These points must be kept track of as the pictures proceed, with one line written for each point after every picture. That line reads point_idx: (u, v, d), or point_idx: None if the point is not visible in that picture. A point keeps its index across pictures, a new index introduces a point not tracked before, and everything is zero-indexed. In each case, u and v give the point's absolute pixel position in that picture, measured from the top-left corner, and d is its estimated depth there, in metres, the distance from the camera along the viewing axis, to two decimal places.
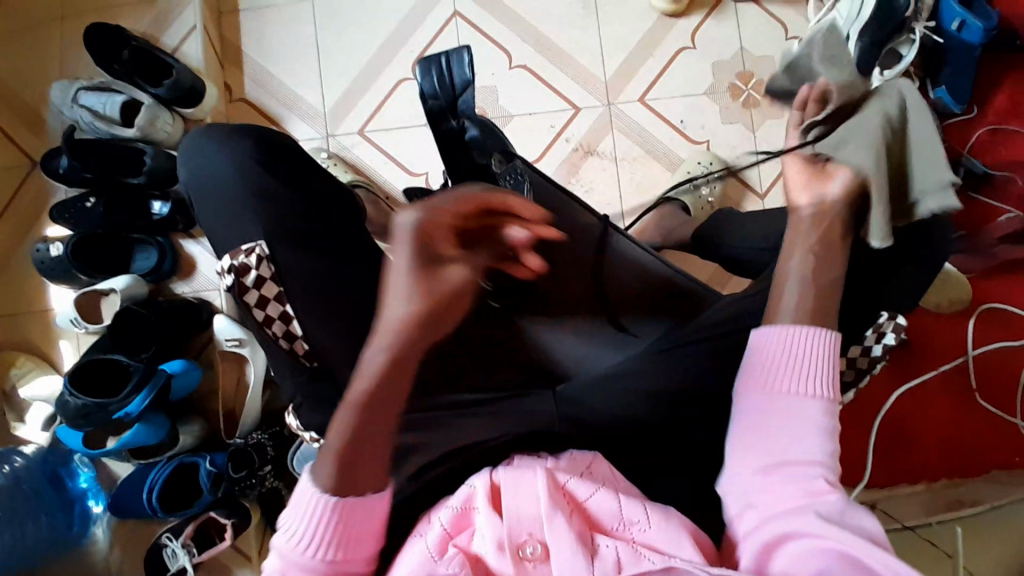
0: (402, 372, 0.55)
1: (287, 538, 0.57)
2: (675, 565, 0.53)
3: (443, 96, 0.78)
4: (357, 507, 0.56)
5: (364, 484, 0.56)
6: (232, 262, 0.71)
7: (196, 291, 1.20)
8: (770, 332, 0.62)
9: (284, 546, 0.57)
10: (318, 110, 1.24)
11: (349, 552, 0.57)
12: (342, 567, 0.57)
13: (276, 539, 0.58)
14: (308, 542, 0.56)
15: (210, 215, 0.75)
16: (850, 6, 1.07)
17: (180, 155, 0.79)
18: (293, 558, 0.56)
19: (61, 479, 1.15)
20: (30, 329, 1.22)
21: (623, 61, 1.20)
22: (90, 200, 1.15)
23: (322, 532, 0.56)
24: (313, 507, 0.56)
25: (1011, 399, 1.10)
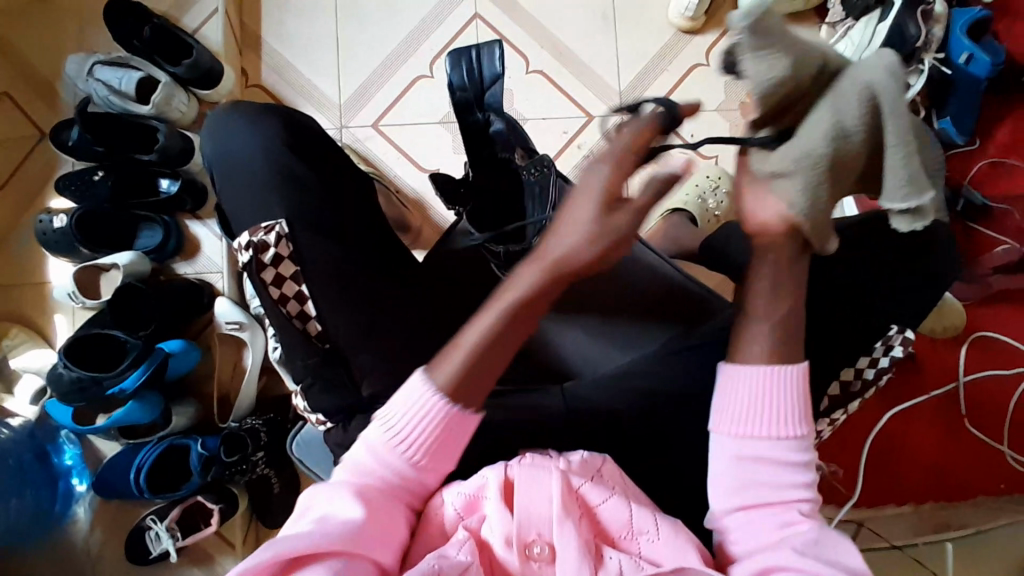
0: (531, 309, 0.61)
1: (385, 433, 0.61)
2: (684, 567, 0.57)
3: (471, 89, 0.77)
4: (458, 422, 0.61)
5: (471, 398, 0.61)
6: (251, 239, 0.72)
7: (198, 272, 1.18)
8: (743, 374, 0.61)
9: (378, 439, 0.61)
10: (334, 101, 1.25)
11: (435, 464, 0.61)
12: (420, 477, 0.62)
13: (369, 433, 0.62)
14: (402, 447, 0.61)
15: (232, 190, 0.76)
16: (861, 34, 1.12)
17: (204, 133, 0.79)
18: (386, 453, 0.61)
19: (46, 454, 1.13)
20: (26, 300, 1.20)
21: (637, 73, 1.22)
22: (98, 173, 1.14)
23: (421, 442, 0.60)
24: (421, 415, 0.60)
25: (1000, 427, 1.12)
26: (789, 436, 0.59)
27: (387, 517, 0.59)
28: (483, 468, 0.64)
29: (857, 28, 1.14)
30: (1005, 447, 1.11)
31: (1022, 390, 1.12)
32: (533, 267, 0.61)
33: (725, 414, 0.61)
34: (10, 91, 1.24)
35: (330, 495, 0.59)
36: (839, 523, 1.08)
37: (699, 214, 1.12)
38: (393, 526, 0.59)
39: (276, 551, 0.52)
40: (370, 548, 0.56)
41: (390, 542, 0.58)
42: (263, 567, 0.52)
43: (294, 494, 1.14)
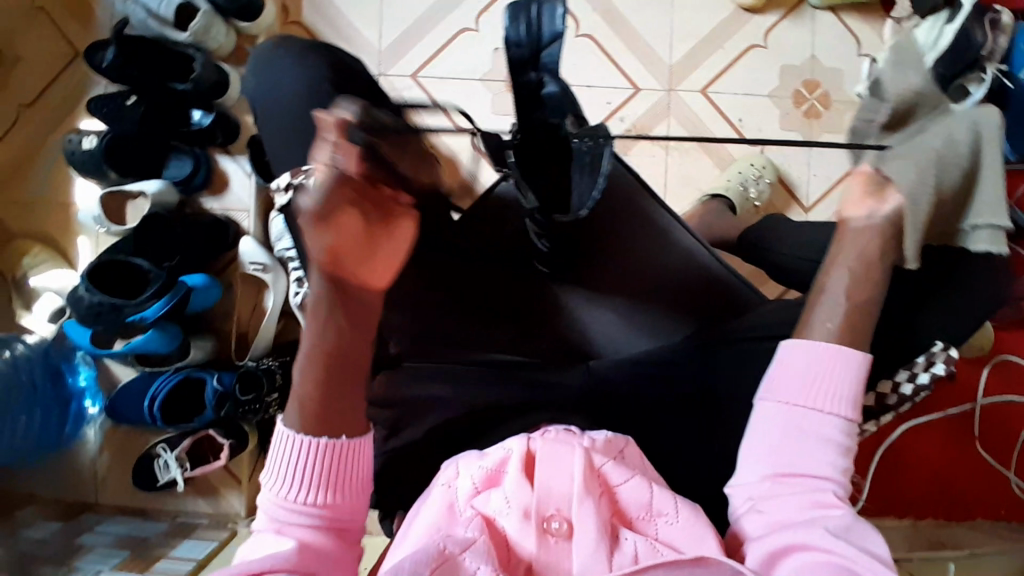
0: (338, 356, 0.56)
1: (277, 483, 0.56)
2: (706, 555, 0.54)
3: (527, 46, 0.67)
4: (342, 449, 0.57)
5: (339, 424, 0.57)
6: (292, 180, 0.69)
7: (225, 208, 1.16)
8: (809, 347, 0.61)
9: (273, 495, 0.56)
10: (374, 47, 1.22)
11: (342, 492, 0.56)
12: (336, 512, 0.56)
13: (265, 497, 0.57)
14: (298, 491, 0.56)
15: (273, 129, 0.74)
16: (926, 35, 1.05)
17: (249, 67, 0.77)
18: (288, 502, 0.56)
19: (60, 373, 1.11)
20: (49, 220, 1.19)
21: (691, 48, 1.17)
22: (130, 99, 1.10)
23: (314, 474, 0.56)
24: (300, 448, 0.56)
25: (1009, 452, 1.11)
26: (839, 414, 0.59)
27: (321, 553, 0.54)
28: (505, 441, 0.65)
29: (924, 26, 1.06)
30: (1011, 473, 1.11)
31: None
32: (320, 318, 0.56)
33: (773, 385, 0.61)
34: (45, 4, 1.21)
35: (253, 548, 0.55)
36: None
37: (739, 202, 1.10)
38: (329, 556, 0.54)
39: None
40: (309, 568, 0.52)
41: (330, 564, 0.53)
42: None
43: None
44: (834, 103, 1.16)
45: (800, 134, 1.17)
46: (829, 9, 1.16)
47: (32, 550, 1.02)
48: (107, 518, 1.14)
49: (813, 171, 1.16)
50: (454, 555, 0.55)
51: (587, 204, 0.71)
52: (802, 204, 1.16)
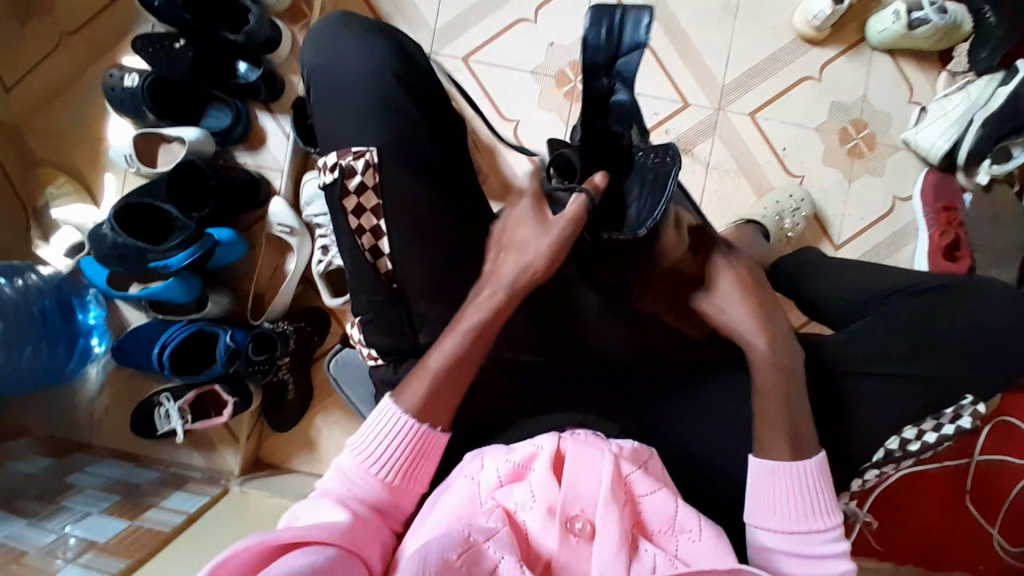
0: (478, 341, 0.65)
1: (358, 453, 0.62)
2: (739, 567, 0.56)
3: (604, 52, 0.66)
4: (429, 440, 0.63)
5: (439, 417, 0.63)
6: (339, 162, 0.70)
7: (258, 164, 1.16)
8: (773, 470, 0.63)
9: (351, 460, 0.62)
10: (430, 23, 1.21)
11: (407, 481, 0.62)
12: (394, 496, 0.62)
13: (342, 459, 0.63)
14: (376, 466, 0.62)
15: (330, 97, 0.73)
16: (981, 90, 1.07)
17: (307, 38, 0.75)
18: (359, 473, 0.62)
19: (72, 308, 1.10)
20: (79, 152, 1.17)
21: (747, 70, 1.17)
22: (179, 42, 1.10)
23: (393, 458, 0.62)
24: (394, 431, 0.62)
25: (995, 510, 1.07)
26: (824, 527, 0.62)
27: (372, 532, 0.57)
28: (536, 436, 0.65)
29: (979, 82, 1.08)
30: (995, 532, 1.06)
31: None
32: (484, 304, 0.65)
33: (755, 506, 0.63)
34: None
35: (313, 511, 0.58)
36: None
37: (773, 231, 1.10)
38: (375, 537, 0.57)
39: (264, 535, 0.50)
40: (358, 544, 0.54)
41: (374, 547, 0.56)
42: (251, 554, 0.49)
43: (305, 407, 1.14)
44: (878, 145, 1.16)
45: (840, 172, 1.16)
46: (888, 52, 1.16)
47: (22, 482, 1.01)
48: (99, 461, 1.11)
49: (848, 211, 1.16)
50: (479, 542, 0.55)
51: (648, 222, 0.68)
52: (833, 241, 1.16)
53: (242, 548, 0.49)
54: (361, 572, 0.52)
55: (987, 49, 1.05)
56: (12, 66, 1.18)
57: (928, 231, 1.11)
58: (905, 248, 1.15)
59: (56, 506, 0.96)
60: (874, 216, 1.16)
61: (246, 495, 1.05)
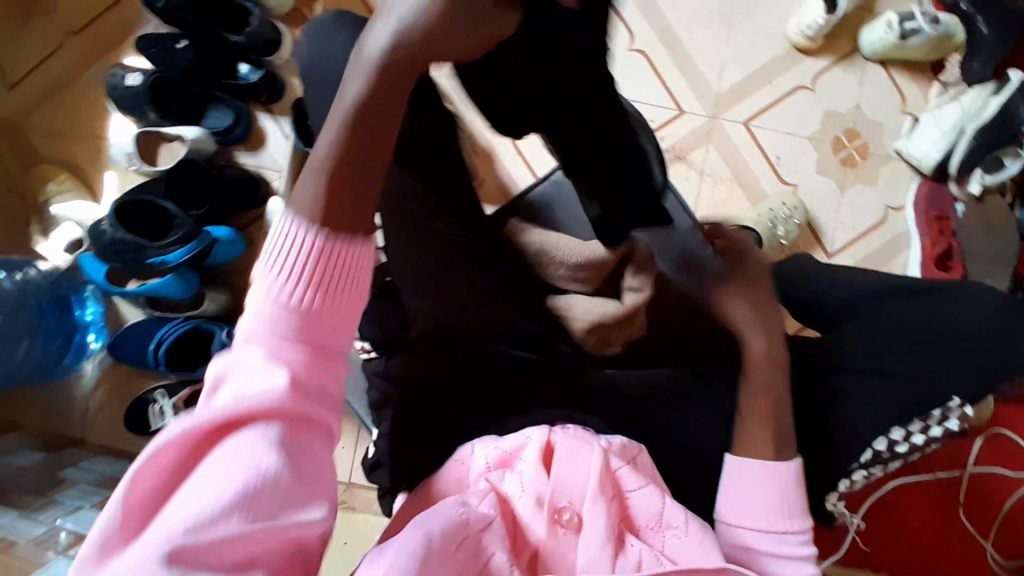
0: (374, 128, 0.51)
1: (268, 278, 0.51)
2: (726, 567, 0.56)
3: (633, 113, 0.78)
4: (344, 254, 0.51)
5: (343, 217, 0.52)
6: None
7: (258, 165, 1.17)
8: (746, 465, 0.65)
9: (263, 287, 0.51)
10: None
11: (336, 301, 0.51)
12: (325, 316, 0.51)
13: (255, 287, 0.51)
14: (291, 287, 0.50)
15: (319, 94, 0.73)
16: (972, 101, 1.09)
17: (304, 37, 0.75)
18: (278, 309, 0.50)
19: (68, 303, 1.11)
20: (81, 150, 1.19)
21: (741, 79, 1.19)
22: (181, 42, 1.09)
23: (308, 278, 0.50)
24: (299, 249, 0.50)
25: (989, 522, 1.07)
26: (791, 530, 0.63)
27: (313, 372, 0.50)
28: (526, 428, 0.65)
29: (971, 93, 1.10)
30: (988, 545, 1.06)
31: (1019, 495, 1.07)
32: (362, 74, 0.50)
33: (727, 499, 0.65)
34: None
35: (241, 364, 0.49)
36: None
37: (765, 237, 1.11)
38: (318, 384, 0.50)
39: (190, 424, 0.46)
40: (300, 405, 0.49)
41: (318, 399, 0.50)
42: (182, 447, 0.46)
43: None
44: (871, 154, 1.18)
45: (833, 181, 1.18)
46: (881, 63, 1.17)
47: (13, 476, 1.01)
48: (91, 457, 1.11)
49: (841, 218, 1.17)
50: (476, 529, 0.55)
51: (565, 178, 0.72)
52: (826, 249, 1.17)
53: (170, 444, 0.45)
54: (313, 441, 0.50)
55: (978, 60, 1.10)
56: (14, 64, 1.20)
57: (920, 239, 1.13)
58: (897, 256, 1.16)
59: (47, 500, 0.96)
60: (867, 224, 1.17)
61: None
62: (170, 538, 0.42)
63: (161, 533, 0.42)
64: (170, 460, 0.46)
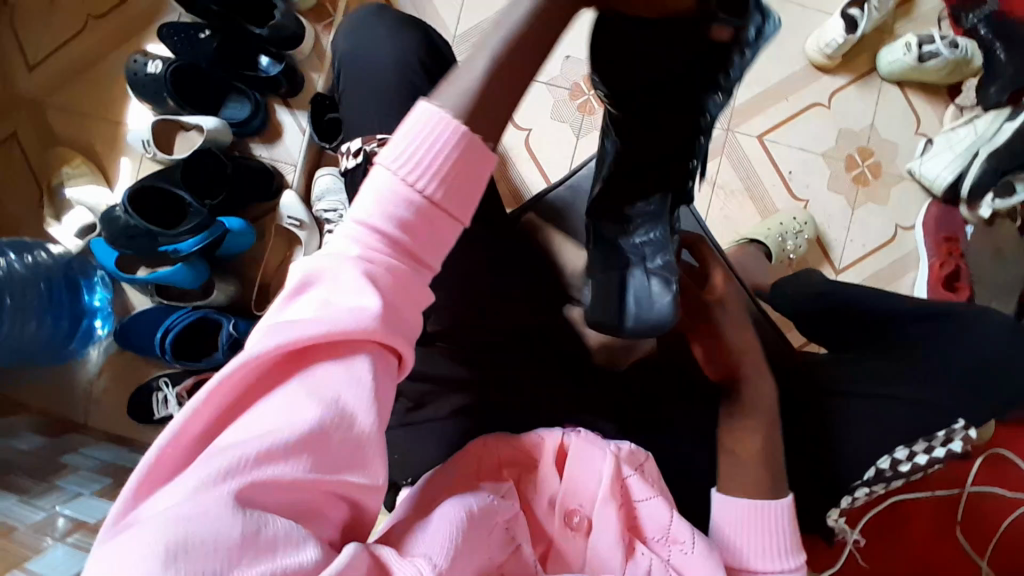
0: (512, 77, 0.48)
1: (390, 168, 0.44)
2: None
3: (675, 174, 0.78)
4: (474, 161, 0.45)
5: (480, 132, 0.46)
6: (363, 146, 0.70)
7: (273, 158, 1.18)
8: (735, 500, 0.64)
9: (383, 176, 0.44)
10: (450, 29, 1.23)
11: (454, 210, 0.45)
12: (438, 224, 0.45)
13: (373, 174, 0.45)
14: (414, 181, 0.44)
15: (354, 90, 0.75)
16: (987, 125, 1.10)
17: (343, 29, 0.78)
18: (394, 206, 0.44)
19: (78, 288, 1.11)
20: (98, 135, 1.19)
21: (757, 93, 1.19)
22: (205, 32, 1.12)
23: (435, 177, 0.44)
24: (430, 140, 0.44)
25: (985, 543, 1.07)
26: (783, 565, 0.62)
27: (410, 288, 0.45)
28: (540, 430, 0.65)
29: (986, 117, 1.11)
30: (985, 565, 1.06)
31: (1018, 516, 1.07)
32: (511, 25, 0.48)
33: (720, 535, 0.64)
34: None
35: (335, 271, 0.43)
36: None
37: (776, 251, 1.12)
38: (410, 311, 0.45)
39: (276, 340, 0.41)
40: (390, 333, 0.43)
41: (407, 328, 0.45)
42: (264, 361, 0.41)
43: None
44: (884, 174, 1.18)
45: (845, 198, 1.18)
46: (897, 84, 1.18)
47: (15, 457, 1.01)
48: (93, 442, 1.11)
49: (851, 235, 1.18)
50: (504, 520, 0.54)
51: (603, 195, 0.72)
52: (834, 266, 1.17)
53: (252, 357, 0.41)
54: (394, 379, 0.45)
55: (996, 85, 1.11)
56: (36, 46, 1.20)
57: (929, 260, 1.13)
58: (905, 276, 1.16)
59: (49, 485, 0.96)
60: (876, 243, 1.17)
61: None
62: (228, 471, 0.38)
63: (218, 461, 0.38)
64: (250, 369, 0.41)
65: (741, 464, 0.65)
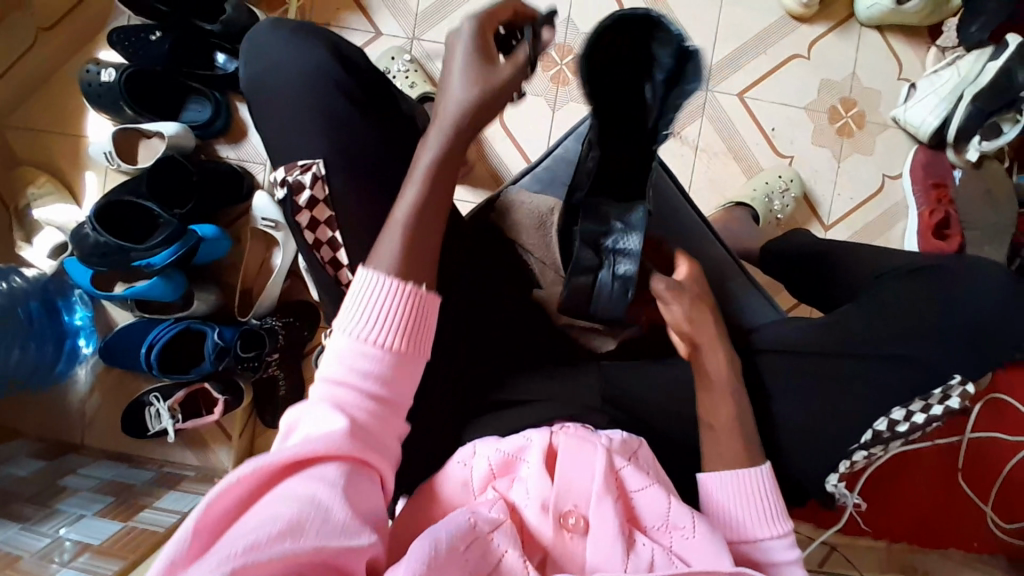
0: (444, 185, 0.61)
1: (351, 334, 0.56)
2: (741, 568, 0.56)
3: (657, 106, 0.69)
4: (422, 305, 0.59)
5: (422, 273, 0.59)
6: (288, 176, 0.70)
7: (240, 158, 1.14)
8: (720, 478, 0.63)
9: (345, 342, 0.56)
10: (411, 8, 1.18)
11: (409, 352, 0.57)
12: (397, 368, 0.57)
13: (337, 343, 0.57)
14: (371, 333, 0.56)
15: (271, 102, 0.72)
16: (970, 66, 1.06)
17: (243, 48, 0.75)
18: (358, 362, 0.56)
19: (56, 309, 1.09)
20: (60, 151, 1.16)
21: (735, 49, 1.15)
22: (156, 34, 1.07)
23: (390, 328, 0.57)
24: (383, 298, 0.57)
25: (987, 487, 1.08)
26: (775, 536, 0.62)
27: (376, 428, 0.55)
28: (527, 430, 0.64)
29: (968, 58, 1.07)
30: (989, 509, 1.07)
31: (1019, 459, 1.07)
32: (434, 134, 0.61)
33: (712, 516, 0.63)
34: None
35: (310, 414, 0.53)
36: (812, 545, 1.05)
37: (763, 213, 1.10)
38: (379, 439, 0.54)
39: (262, 458, 0.48)
40: (362, 450, 0.52)
41: (376, 449, 0.54)
42: (255, 479, 0.47)
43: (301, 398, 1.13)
44: (868, 123, 1.15)
45: (830, 151, 1.15)
46: (876, 29, 1.14)
47: (13, 485, 1.00)
48: (91, 461, 1.10)
49: (838, 189, 1.15)
50: (483, 536, 0.54)
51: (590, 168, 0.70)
52: (823, 221, 1.15)
53: (243, 473, 0.46)
54: (366, 482, 0.51)
55: (976, 24, 1.06)
56: None
57: (918, 209, 1.11)
58: (895, 227, 1.15)
59: (49, 510, 0.95)
60: (863, 195, 1.15)
61: None
62: (226, 555, 0.41)
63: (216, 551, 0.41)
64: (244, 486, 0.47)
65: (734, 444, 0.65)
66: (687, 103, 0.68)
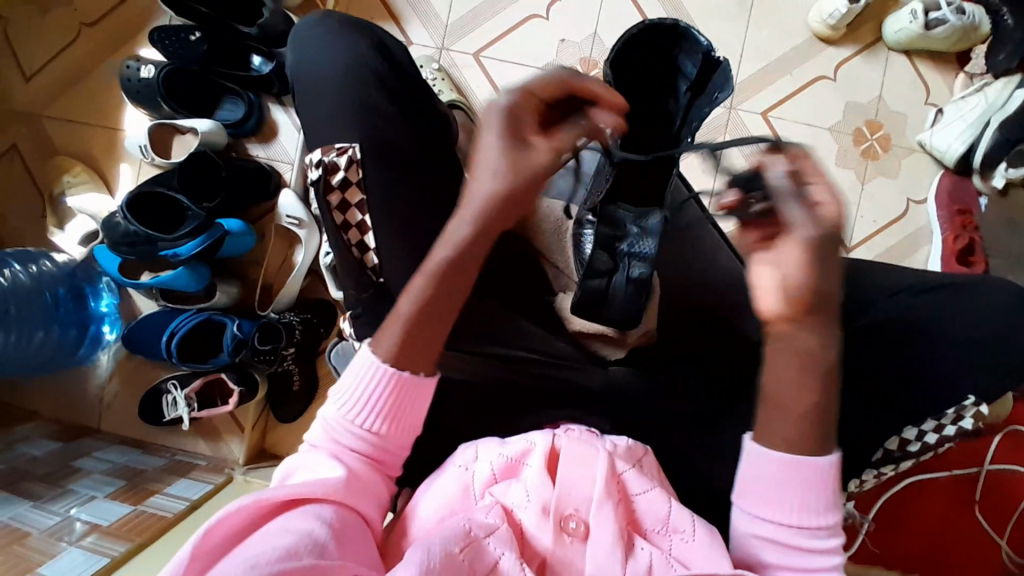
0: (457, 273, 0.58)
1: (338, 407, 0.60)
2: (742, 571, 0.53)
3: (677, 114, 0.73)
4: (411, 384, 0.59)
5: (420, 362, 0.59)
6: (323, 158, 0.72)
7: (270, 157, 1.17)
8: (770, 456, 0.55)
9: (334, 415, 0.60)
10: (441, 19, 1.21)
11: (396, 426, 0.60)
12: (384, 439, 0.60)
13: (327, 413, 0.61)
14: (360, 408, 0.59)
15: (310, 99, 0.76)
16: (998, 93, 1.06)
17: (292, 41, 0.79)
18: (344, 430, 0.59)
19: (83, 295, 1.12)
20: (97, 142, 1.20)
21: (760, 68, 1.16)
22: (195, 34, 1.12)
23: (377, 402, 0.59)
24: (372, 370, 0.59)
25: (1005, 522, 1.04)
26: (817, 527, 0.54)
27: (365, 485, 0.58)
28: (529, 433, 0.64)
29: (996, 85, 1.07)
30: (1005, 544, 1.04)
31: None
32: (456, 224, 0.58)
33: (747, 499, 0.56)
34: None
35: (304, 468, 0.57)
36: None
37: None
38: (368, 494, 0.57)
39: (261, 493, 0.51)
40: (351, 499, 0.55)
41: (365, 501, 0.57)
42: (256, 511, 0.51)
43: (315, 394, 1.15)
44: (893, 147, 1.14)
45: (853, 173, 1.15)
46: (904, 53, 1.14)
47: (30, 464, 1.03)
48: (106, 446, 1.12)
49: (861, 212, 1.15)
50: (478, 541, 0.54)
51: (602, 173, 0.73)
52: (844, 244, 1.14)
53: (247, 504, 0.50)
54: (356, 526, 0.54)
55: (1004, 52, 1.07)
56: (33, 56, 1.21)
57: (941, 234, 1.09)
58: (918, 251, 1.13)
59: (62, 489, 0.98)
60: (886, 219, 1.14)
61: (249, 482, 1.05)
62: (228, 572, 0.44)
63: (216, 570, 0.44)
64: (247, 516, 0.50)
65: None
66: (704, 116, 0.71)
